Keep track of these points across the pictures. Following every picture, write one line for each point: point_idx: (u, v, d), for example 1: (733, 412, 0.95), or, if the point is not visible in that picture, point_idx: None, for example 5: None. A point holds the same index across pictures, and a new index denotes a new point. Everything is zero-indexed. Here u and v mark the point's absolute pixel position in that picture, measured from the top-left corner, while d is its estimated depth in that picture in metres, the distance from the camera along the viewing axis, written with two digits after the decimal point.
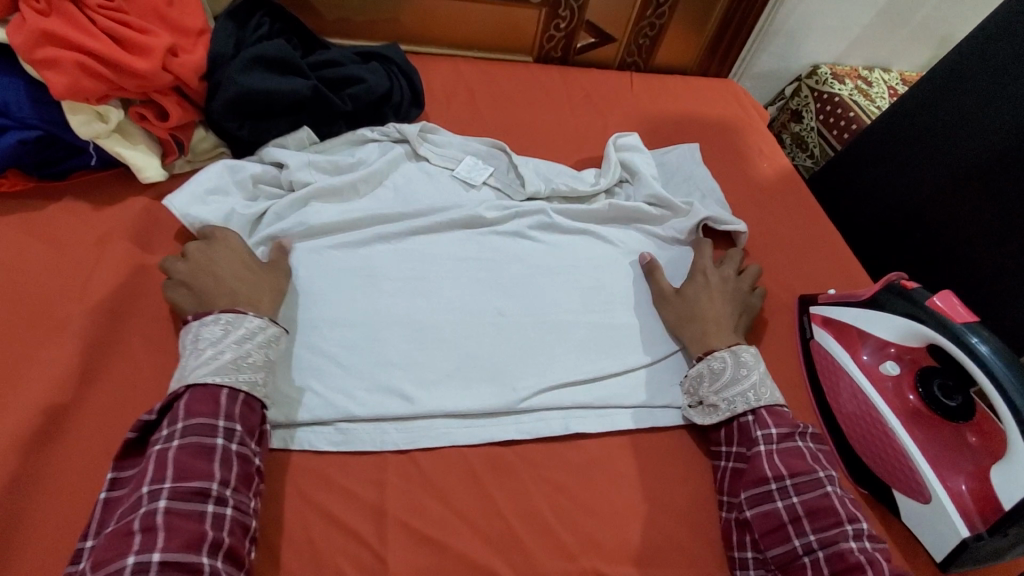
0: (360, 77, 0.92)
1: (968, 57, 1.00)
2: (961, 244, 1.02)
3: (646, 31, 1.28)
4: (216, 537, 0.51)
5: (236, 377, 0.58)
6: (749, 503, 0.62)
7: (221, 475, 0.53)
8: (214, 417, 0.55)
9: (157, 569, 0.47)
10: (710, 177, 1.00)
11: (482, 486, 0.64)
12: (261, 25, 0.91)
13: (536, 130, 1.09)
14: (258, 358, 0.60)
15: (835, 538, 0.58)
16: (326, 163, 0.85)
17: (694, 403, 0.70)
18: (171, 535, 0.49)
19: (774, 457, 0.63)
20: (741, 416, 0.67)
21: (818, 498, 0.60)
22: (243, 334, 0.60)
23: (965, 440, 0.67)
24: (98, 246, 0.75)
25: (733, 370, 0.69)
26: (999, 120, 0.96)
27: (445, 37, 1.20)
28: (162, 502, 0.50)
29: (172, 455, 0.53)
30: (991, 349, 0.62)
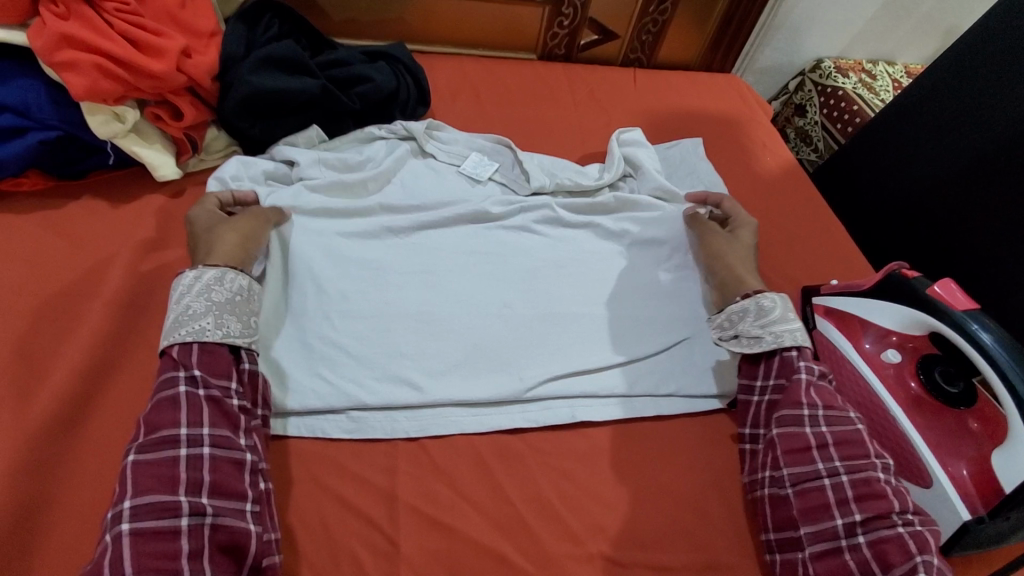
0: (367, 76, 0.94)
1: (974, 46, 1.00)
2: (964, 234, 1.02)
3: (649, 27, 1.29)
4: (194, 477, 0.53)
5: (179, 332, 0.59)
6: (778, 424, 0.65)
7: (188, 420, 0.55)
8: (174, 370, 0.57)
9: (131, 515, 0.50)
10: (713, 171, 1.03)
11: (490, 473, 0.65)
12: (271, 26, 0.93)
13: (540, 127, 1.10)
14: (199, 305, 0.60)
15: (863, 466, 0.61)
16: (336, 161, 0.87)
17: (730, 337, 0.72)
18: (138, 482, 0.51)
19: (812, 387, 0.65)
20: (787, 349, 0.68)
21: (847, 431, 0.63)
22: (180, 291, 0.61)
23: (966, 425, 0.68)
24: (116, 242, 0.77)
25: (782, 311, 0.70)
26: (1005, 110, 0.96)
27: (449, 36, 1.21)
28: (131, 455, 0.52)
29: (145, 414, 0.56)
30: (994, 338, 0.62)
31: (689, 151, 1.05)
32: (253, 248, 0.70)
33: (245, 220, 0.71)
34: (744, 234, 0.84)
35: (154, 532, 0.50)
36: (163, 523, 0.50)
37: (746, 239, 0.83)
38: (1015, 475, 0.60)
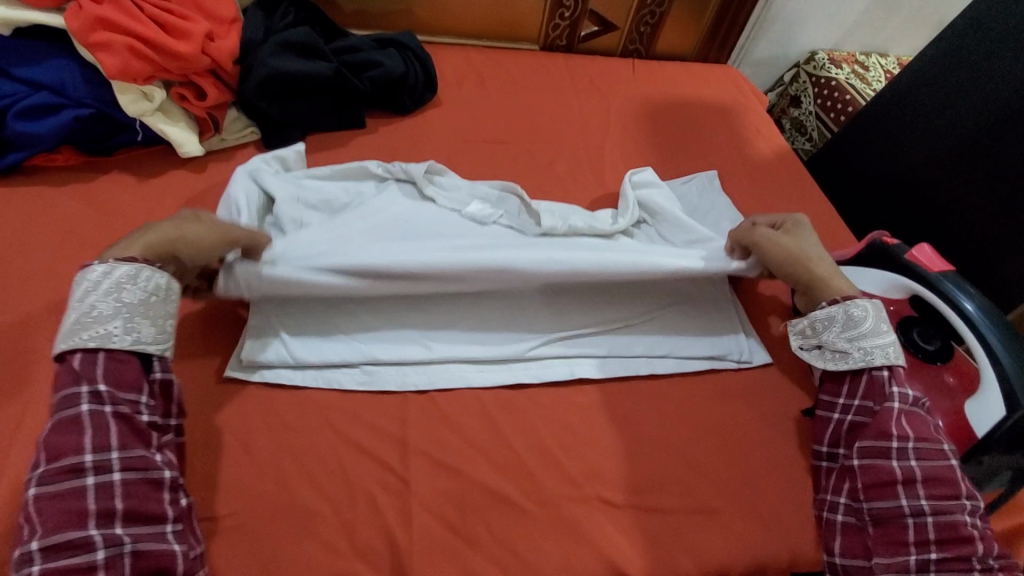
0: (379, 62, 1.00)
1: (969, 28, 1.03)
2: (953, 215, 1.06)
3: (647, 19, 1.34)
4: (104, 507, 0.51)
5: (83, 336, 0.55)
6: (861, 454, 0.65)
7: (93, 444, 0.53)
8: (76, 385, 0.54)
9: (44, 552, 0.49)
10: (733, 207, 0.98)
11: (494, 422, 0.70)
12: (287, 14, 0.99)
13: (543, 113, 1.15)
14: (106, 307, 0.57)
15: (950, 508, 0.60)
16: (317, 201, 0.81)
17: (812, 346, 0.72)
18: (45, 520, 0.50)
19: (903, 418, 0.64)
20: (876, 368, 0.67)
21: (939, 467, 0.62)
22: (85, 289, 0.57)
23: (943, 380, 0.71)
24: (145, 213, 0.83)
25: (874, 322, 0.68)
26: (1001, 90, 0.98)
27: (455, 27, 1.27)
28: (31, 489, 0.51)
29: (43, 436, 0.53)
30: (977, 307, 0.67)
31: (705, 186, 1.01)
32: (185, 253, 0.63)
33: (207, 224, 0.64)
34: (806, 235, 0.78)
35: (64, 569, 0.48)
36: (77, 559, 0.49)
37: (806, 234, 0.79)
38: (985, 421, 0.65)
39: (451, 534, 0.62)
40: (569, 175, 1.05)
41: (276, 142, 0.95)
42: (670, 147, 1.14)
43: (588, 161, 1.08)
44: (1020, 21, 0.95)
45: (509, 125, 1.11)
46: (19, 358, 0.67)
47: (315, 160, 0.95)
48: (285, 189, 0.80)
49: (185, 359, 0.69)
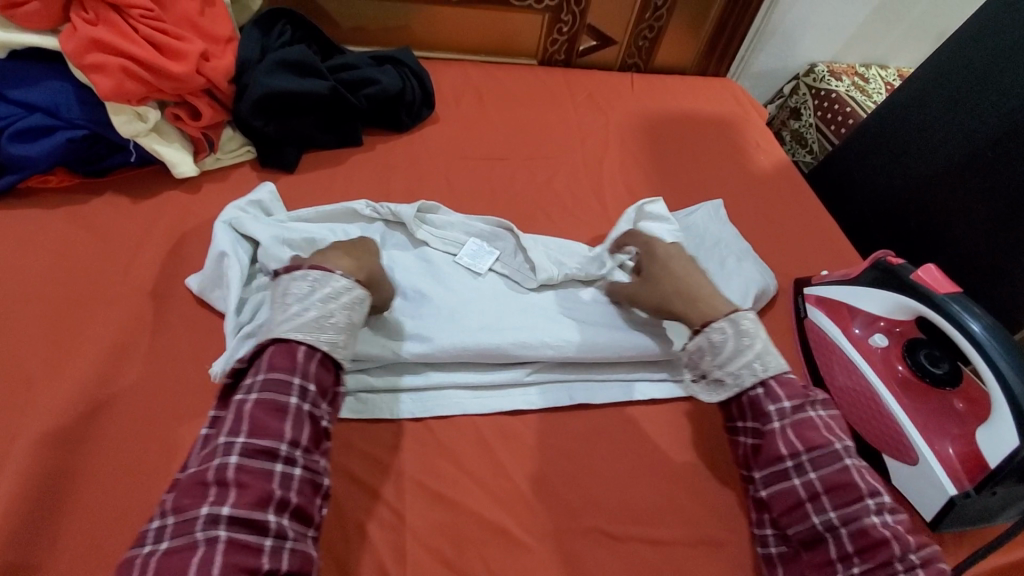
0: (376, 79, 1.00)
1: (980, 36, 1.00)
2: (956, 230, 1.05)
3: (646, 33, 1.34)
4: (284, 497, 0.52)
5: (318, 337, 0.59)
6: (765, 482, 0.62)
7: (292, 436, 0.55)
8: (290, 375, 0.57)
9: (227, 522, 0.49)
10: (740, 237, 0.96)
11: (492, 451, 0.68)
12: (284, 32, 0.99)
13: (542, 129, 1.14)
14: (341, 317, 0.61)
15: (858, 513, 0.57)
16: (302, 242, 0.81)
17: (697, 377, 0.66)
18: (241, 492, 0.50)
19: (788, 432, 0.61)
20: (750, 390, 0.63)
21: (836, 473, 0.59)
22: (328, 293, 0.61)
23: (952, 406, 0.69)
24: (137, 235, 0.82)
25: (735, 341, 0.64)
26: (1004, 104, 0.97)
27: (453, 43, 1.27)
28: (233, 457, 0.52)
29: (250, 408, 0.55)
30: (982, 326, 0.64)
31: (713, 216, 0.99)
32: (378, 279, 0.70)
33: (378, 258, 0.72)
34: (660, 255, 0.77)
35: (241, 544, 0.48)
36: (250, 539, 0.49)
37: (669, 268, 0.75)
38: (997, 449, 0.61)
39: (446, 569, 0.60)
40: (568, 191, 1.04)
41: (273, 161, 0.94)
42: (671, 162, 1.13)
43: (587, 177, 1.07)
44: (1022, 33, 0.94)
45: (507, 141, 1.10)
46: (6, 386, 0.66)
47: (310, 179, 0.95)
48: (270, 233, 0.79)
49: (181, 386, 0.69)
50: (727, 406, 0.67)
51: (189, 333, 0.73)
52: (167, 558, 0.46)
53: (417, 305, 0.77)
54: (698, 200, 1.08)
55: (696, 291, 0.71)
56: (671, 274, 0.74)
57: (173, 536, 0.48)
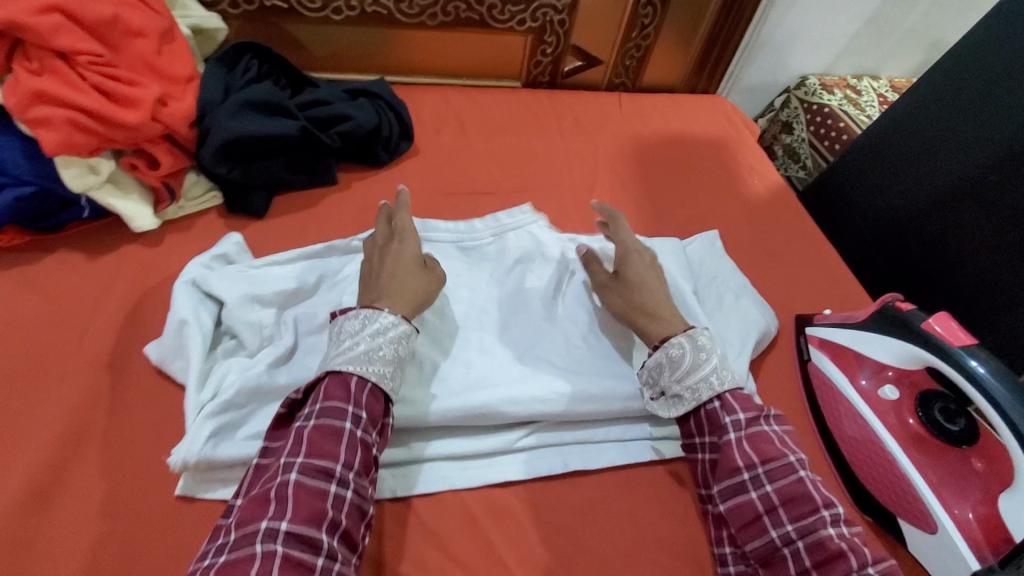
0: (349, 115, 0.95)
1: (977, 56, 0.96)
2: (957, 255, 1.00)
3: (633, 52, 1.29)
4: (334, 518, 0.53)
5: (367, 368, 0.61)
6: (723, 497, 0.63)
7: (345, 459, 0.56)
8: (345, 403, 0.59)
9: (284, 536, 0.50)
10: (738, 271, 0.91)
11: (481, 531, 0.64)
12: (250, 67, 0.94)
13: (528, 159, 1.09)
14: (388, 351, 0.63)
15: (813, 526, 0.57)
16: (270, 296, 0.76)
17: (656, 394, 0.70)
18: (297, 508, 0.52)
19: (744, 445, 0.63)
20: (707, 404, 0.66)
21: (792, 485, 0.60)
22: (377, 329, 0.63)
23: (970, 465, 0.65)
24: (94, 297, 0.76)
25: (693, 355, 0.68)
26: (1006, 124, 0.91)
27: (432, 68, 1.21)
28: (293, 474, 0.54)
29: (309, 431, 0.57)
30: (992, 373, 0.60)
31: (708, 248, 0.95)
32: (423, 296, 0.71)
33: (427, 276, 0.73)
34: (632, 264, 0.78)
35: (296, 561, 0.49)
36: (304, 556, 0.50)
37: (636, 279, 0.76)
38: None
39: None
40: (556, 226, 0.99)
41: (241, 208, 0.89)
42: (663, 191, 1.09)
43: (576, 210, 1.02)
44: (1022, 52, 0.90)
45: (491, 173, 1.05)
46: None
47: (281, 224, 0.89)
48: (237, 290, 0.74)
49: (140, 467, 0.64)
50: (687, 422, 0.69)
51: (151, 405, 0.68)
52: (228, 567, 0.48)
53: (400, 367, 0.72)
54: (692, 230, 1.03)
55: (658, 308, 0.74)
56: (641, 287, 0.76)
57: (233, 549, 0.49)
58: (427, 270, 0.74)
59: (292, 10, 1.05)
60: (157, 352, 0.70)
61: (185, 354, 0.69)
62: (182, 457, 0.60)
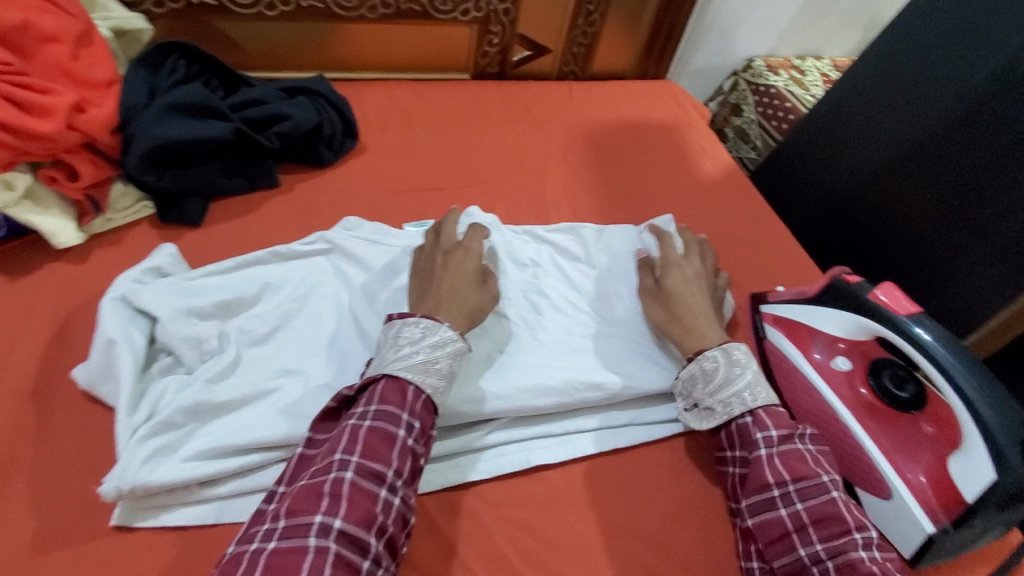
0: (286, 114, 0.91)
1: (913, 28, 0.99)
2: (901, 224, 1.01)
3: (580, 39, 1.28)
4: (382, 523, 0.54)
5: (424, 380, 0.61)
6: (751, 512, 0.63)
7: (397, 466, 0.56)
8: (400, 410, 0.59)
9: (336, 535, 0.50)
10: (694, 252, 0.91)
11: (443, 535, 0.62)
12: (177, 67, 0.89)
13: (479, 153, 1.07)
14: (444, 364, 0.63)
15: (844, 547, 0.57)
16: (207, 308, 0.72)
17: (690, 405, 0.71)
18: (350, 507, 0.52)
19: (775, 461, 0.63)
20: (737, 418, 0.67)
21: (824, 504, 0.60)
22: (435, 342, 0.63)
23: (921, 430, 0.66)
24: (15, 320, 0.71)
25: (727, 369, 0.68)
26: (945, 92, 0.94)
27: (376, 62, 1.18)
28: (349, 473, 0.54)
29: (364, 431, 0.56)
30: (935, 337, 0.62)
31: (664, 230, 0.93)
32: (477, 313, 0.71)
33: (483, 291, 0.73)
34: (674, 274, 0.78)
35: (346, 562, 0.50)
36: (353, 557, 0.51)
37: (680, 289, 0.77)
38: (973, 484, 0.58)
39: None
40: (509, 219, 0.97)
41: (176, 216, 0.84)
42: (616, 177, 1.08)
43: (529, 201, 1.01)
44: (956, 22, 0.92)
45: (441, 169, 1.02)
46: None
47: (220, 231, 0.85)
48: (172, 305, 0.71)
49: (76, 497, 0.60)
50: (719, 435, 0.70)
51: (86, 429, 0.64)
52: (279, 556, 0.48)
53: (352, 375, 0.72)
54: (647, 216, 1.03)
55: (696, 319, 0.74)
56: (680, 297, 0.76)
57: (283, 537, 0.50)
58: (486, 284, 0.74)
59: (221, 6, 1.00)
60: (83, 376, 0.65)
61: (116, 374, 0.65)
62: (112, 486, 0.57)
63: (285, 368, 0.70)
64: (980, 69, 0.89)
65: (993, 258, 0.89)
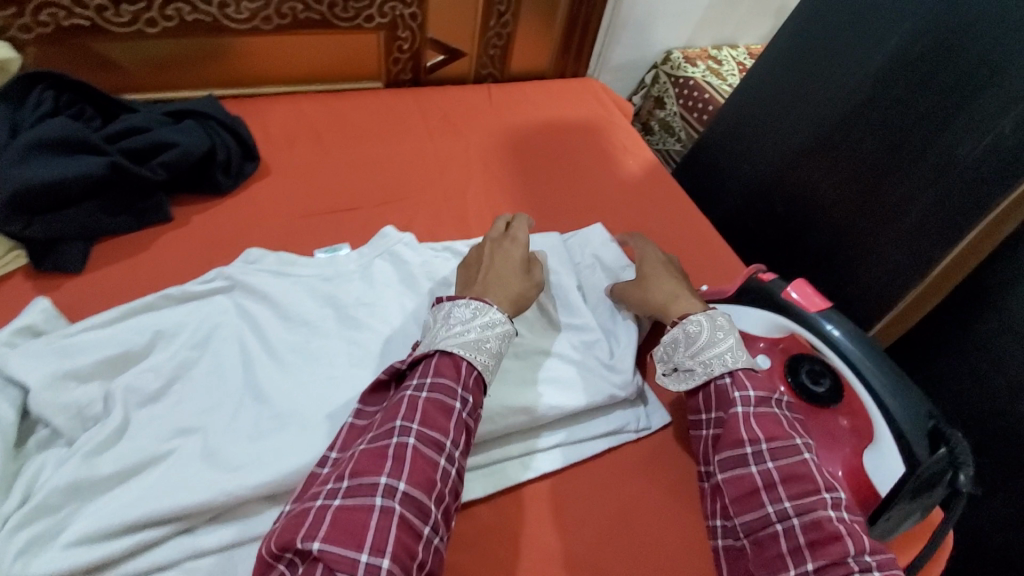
0: (172, 142, 0.83)
1: (812, 19, 1.01)
2: (815, 211, 1.03)
3: (494, 41, 1.24)
4: (440, 490, 0.56)
5: (476, 356, 0.64)
6: (722, 468, 0.63)
7: (454, 437, 0.59)
8: (457, 385, 0.62)
9: (401, 496, 0.53)
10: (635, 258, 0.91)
11: None
12: (43, 100, 0.81)
13: (395, 166, 1.02)
14: (494, 344, 0.66)
15: (813, 505, 0.56)
16: (86, 369, 0.65)
17: (669, 369, 0.71)
18: (412, 471, 0.55)
19: (751, 419, 0.63)
20: (718, 379, 0.67)
21: (794, 464, 0.59)
22: (486, 322, 0.67)
23: (838, 423, 0.67)
24: None
25: (710, 333, 0.68)
26: (844, 79, 0.97)
27: (278, 75, 1.11)
28: (412, 439, 0.57)
29: (423, 401, 0.60)
30: (844, 333, 0.63)
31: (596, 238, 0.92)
32: (523, 300, 0.74)
33: (528, 279, 0.76)
34: (648, 258, 0.83)
35: (409, 523, 0.52)
36: (415, 520, 0.53)
37: (660, 267, 0.81)
38: (887, 477, 0.60)
39: None
40: (429, 236, 0.93)
41: (50, 264, 0.75)
42: (540, 182, 1.06)
43: (450, 214, 0.97)
44: (850, 12, 0.95)
45: (354, 186, 0.97)
46: None
47: (105, 277, 0.77)
48: (46, 369, 0.64)
49: None
50: (696, 398, 0.70)
51: None
52: (346, 512, 0.51)
53: (255, 426, 0.66)
54: (573, 220, 1.01)
55: (678, 289, 0.77)
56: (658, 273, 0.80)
57: (348, 496, 0.53)
58: (532, 275, 0.77)
59: (96, 26, 0.91)
60: None
61: None
62: None
63: (180, 427, 0.65)
64: (875, 53, 0.92)
65: (897, 241, 0.92)
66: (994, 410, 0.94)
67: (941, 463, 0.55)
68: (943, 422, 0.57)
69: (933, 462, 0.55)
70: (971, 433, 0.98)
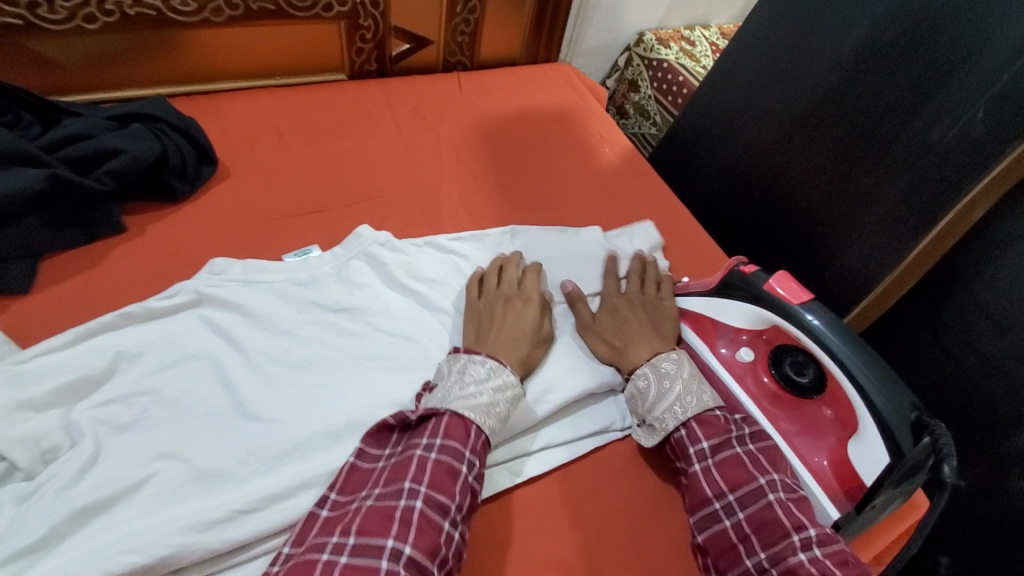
0: (119, 149, 0.79)
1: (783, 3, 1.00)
2: (792, 196, 1.03)
3: (462, 28, 1.20)
4: (443, 555, 0.53)
5: (485, 420, 0.62)
6: (699, 527, 0.62)
7: (458, 500, 0.56)
8: (462, 446, 0.59)
9: (406, 559, 0.50)
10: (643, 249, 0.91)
11: None
12: None
13: (363, 163, 0.98)
14: (503, 408, 0.64)
15: (783, 554, 0.55)
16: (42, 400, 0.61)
17: (639, 421, 0.71)
18: (419, 533, 0.52)
19: (713, 472, 0.62)
20: (673, 432, 0.66)
21: (762, 510, 0.58)
22: (499, 383, 0.65)
23: (822, 414, 0.68)
24: None
25: (657, 385, 0.69)
26: (817, 65, 0.95)
27: (235, 70, 1.05)
28: (419, 501, 0.54)
29: (432, 463, 0.57)
30: (825, 324, 0.63)
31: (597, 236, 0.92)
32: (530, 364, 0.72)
33: (537, 342, 0.73)
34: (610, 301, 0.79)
35: None
36: None
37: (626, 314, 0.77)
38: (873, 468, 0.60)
39: None
40: (403, 236, 0.90)
41: None
42: (515, 175, 1.03)
43: (424, 211, 0.94)
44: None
45: (321, 186, 0.93)
46: None
47: (55, 295, 0.72)
48: None
49: None
50: (665, 450, 0.69)
51: None
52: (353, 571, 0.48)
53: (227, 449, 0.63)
54: (551, 213, 0.99)
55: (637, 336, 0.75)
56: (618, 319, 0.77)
57: (354, 553, 0.50)
58: (541, 333, 0.74)
59: (30, 24, 0.84)
60: None
61: None
62: None
63: (147, 456, 0.61)
64: (847, 39, 0.91)
65: (872, 228, 0.92)
66: (967, 386, 0.96)
67: (924, 454, 0.55)
68: (926, 414, 0.57)
69: (915, 452, 0.55)
70: (945, 408, 1.00)
